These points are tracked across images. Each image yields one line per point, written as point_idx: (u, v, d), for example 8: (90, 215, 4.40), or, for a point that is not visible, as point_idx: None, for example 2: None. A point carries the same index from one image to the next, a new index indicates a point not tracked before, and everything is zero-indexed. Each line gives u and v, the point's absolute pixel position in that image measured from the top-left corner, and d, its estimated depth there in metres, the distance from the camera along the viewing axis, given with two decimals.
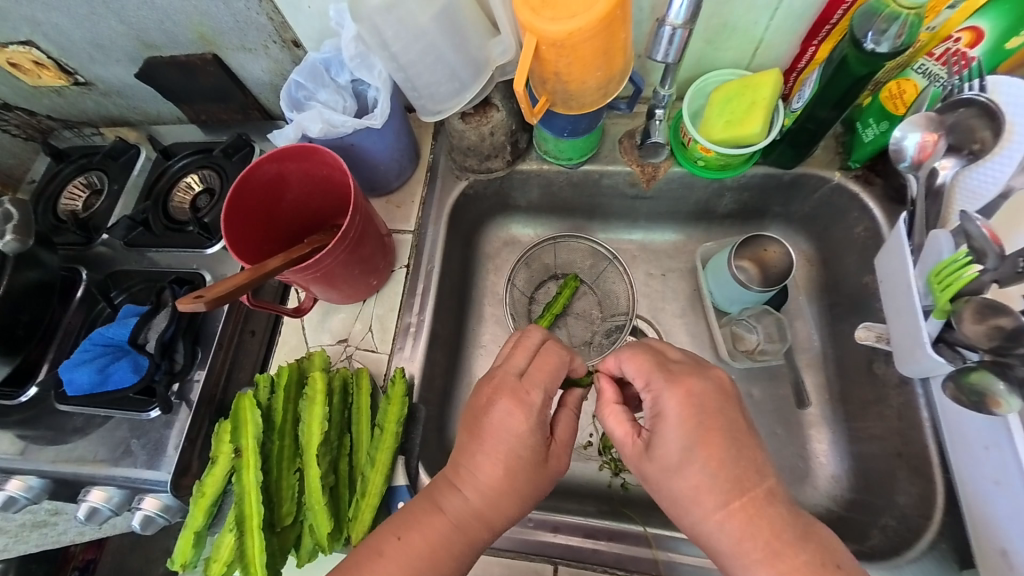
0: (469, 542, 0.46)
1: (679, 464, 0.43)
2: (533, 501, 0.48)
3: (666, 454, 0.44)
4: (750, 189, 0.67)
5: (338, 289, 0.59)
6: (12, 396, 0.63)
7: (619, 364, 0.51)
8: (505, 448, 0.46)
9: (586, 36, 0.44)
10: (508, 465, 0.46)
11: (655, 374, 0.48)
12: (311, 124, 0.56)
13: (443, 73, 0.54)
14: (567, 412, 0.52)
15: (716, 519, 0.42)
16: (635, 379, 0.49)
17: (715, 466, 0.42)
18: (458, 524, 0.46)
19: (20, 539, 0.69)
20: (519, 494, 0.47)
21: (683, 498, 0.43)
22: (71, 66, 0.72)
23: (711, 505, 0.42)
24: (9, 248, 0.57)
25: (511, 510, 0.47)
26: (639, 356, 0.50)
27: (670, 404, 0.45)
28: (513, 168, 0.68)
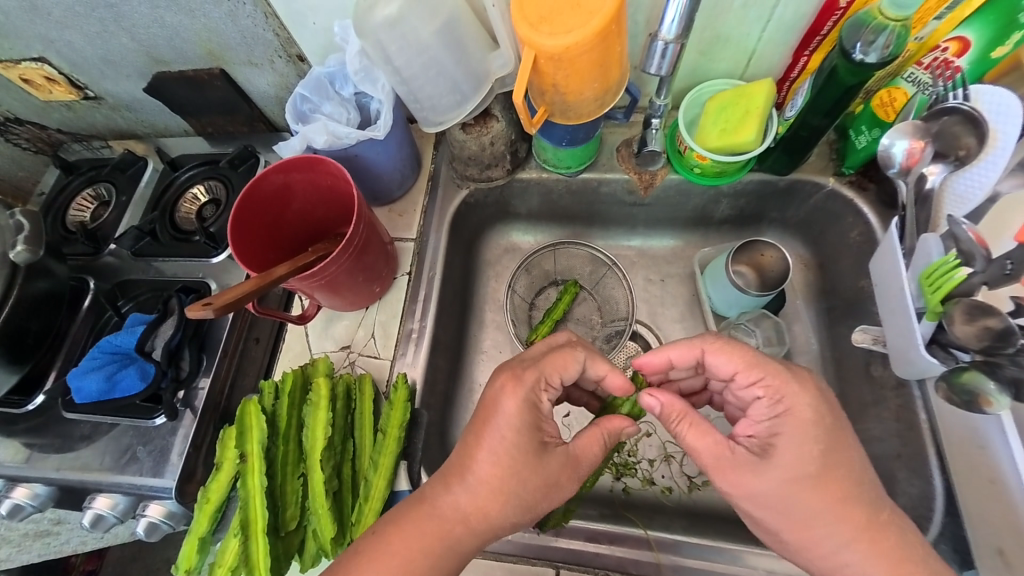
0: (450, 545, 0.45)
1: (810, 481, 0.43)
2: (530, 517, 0.47)
3: (786, 468, 0.43)
4: (747, 195, 0.68)
5: (341, 296, 0.60)
6: (18, 404, 0.64)
7: (700, 354, 0.50)
8: (505, 440, 0.46)
9: (582, 50, 0.45)
10: (503, 458, 0.46)
11: (765, 369, 0.47)
12: (316, 136, 0.57)
13: (444, 86, 0.56)
14: (596, 430, 0.52)
15: (841, 520, 0.43)
16: (734, 371, 0.49)
17: (841, 484, 0.43)
18: (443, 525, 0.45)
19: (21, 550, 0.69)
20: (512, 496, 0.46)
21: (808, 506, 0.43)
22: (82, 82, 0.74)
23: (837, 507, 0.43)
24: (20, 259, 0.58)
25: (503, 519, 0.46)
26: (733, 347, 0.48)
27: (794, 409, 0.45)
28: (514, 177, 0.69)
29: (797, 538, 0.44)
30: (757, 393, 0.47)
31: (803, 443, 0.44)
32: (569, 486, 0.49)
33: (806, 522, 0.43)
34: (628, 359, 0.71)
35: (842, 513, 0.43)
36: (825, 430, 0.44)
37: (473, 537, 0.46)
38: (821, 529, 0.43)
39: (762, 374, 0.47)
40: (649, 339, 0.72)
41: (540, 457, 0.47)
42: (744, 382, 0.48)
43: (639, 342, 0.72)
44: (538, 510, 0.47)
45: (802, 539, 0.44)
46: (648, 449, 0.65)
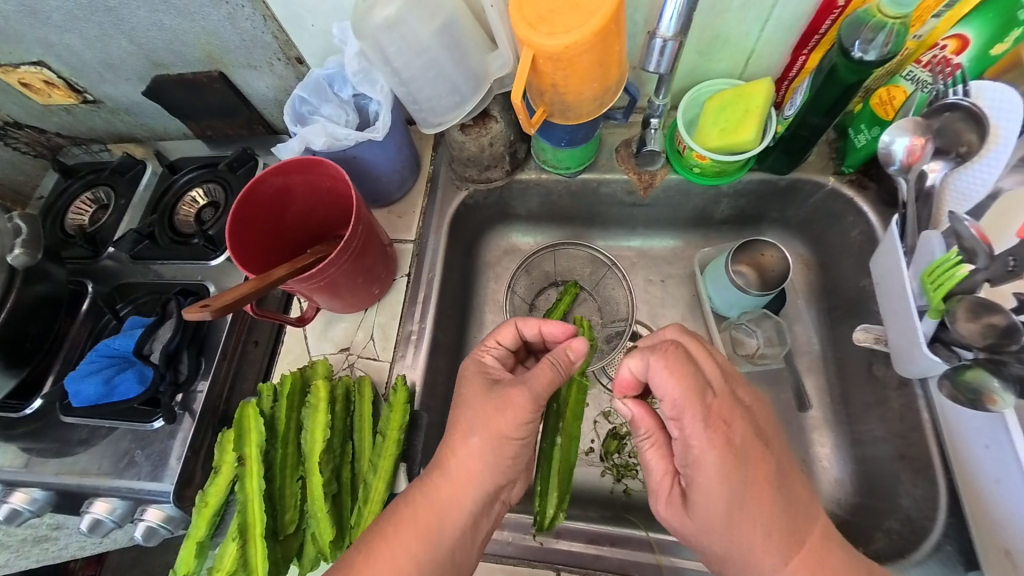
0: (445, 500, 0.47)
1: (723, 529, 0.43)
2: (497, 444, 0.48)
3: (704, 515, 0.44)
4: (747, 195, 0.68)
5: (341, 298, 0.59)
6: (17, 408, 0.64)
7: (647, 368, 0.47)
8: (471, 392, 0.51)
9: (582, 50, 0.45)
10: (469, 406, 0.50)
11: (683, 401, 0.44)
12: (315, 138, 0.57)
13: (444, 87, 0.56)
14: (547, 365, 0.50)
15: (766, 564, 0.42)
16: (662, 401, 0.46)
17: (756, 523, 0.42)
18: (430, 504, 0.47)
19: (19, 555, 0.69)
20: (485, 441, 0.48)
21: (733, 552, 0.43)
22: (81, 86, 0.74)
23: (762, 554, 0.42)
24: (18, 262, 0.58)
25: (485, 468, 0.48)
26: (668, 364, 0.45)
27: (701, 459, 0.43)
28: (513, 178, 0.69)
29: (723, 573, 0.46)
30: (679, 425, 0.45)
31: (711, 490, 0.43)
32: (524, 409, 0.48)
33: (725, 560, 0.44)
34: None
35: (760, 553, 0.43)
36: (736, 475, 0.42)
37: (462, 503, 0.47)
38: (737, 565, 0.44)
39: (682, 410, 0.44)
40: None
41: (488, 387, 0.51)
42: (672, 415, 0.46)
43: None
44: (502, 435, 0.48)
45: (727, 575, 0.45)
46: None
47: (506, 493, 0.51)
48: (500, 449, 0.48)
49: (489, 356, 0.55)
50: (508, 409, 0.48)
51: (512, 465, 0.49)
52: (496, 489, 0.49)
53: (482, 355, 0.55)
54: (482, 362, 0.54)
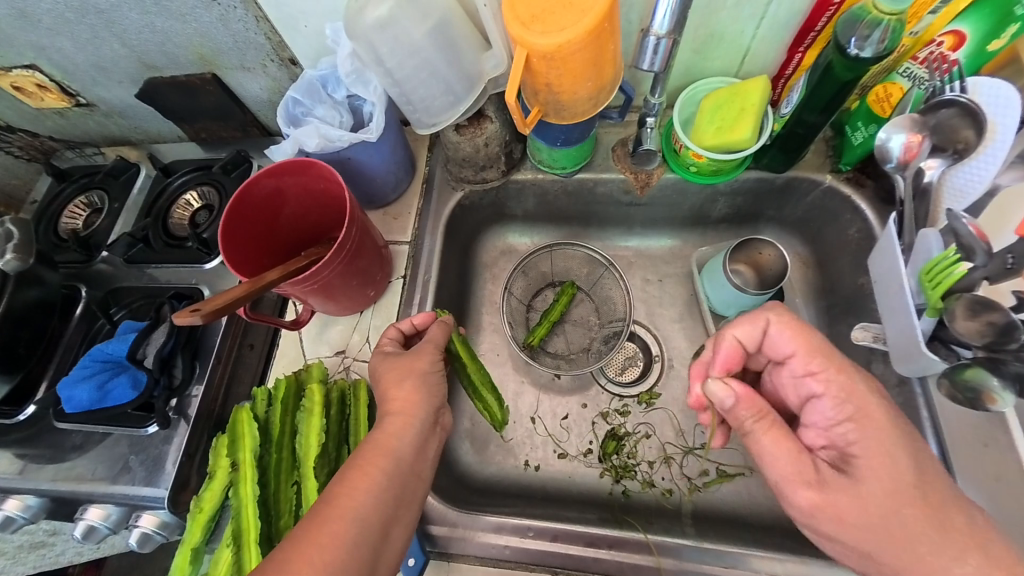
0: (395, 437, 0.48)
1: (897, 494, 0.40)
2: (422, 380, 0.51)
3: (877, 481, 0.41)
4: (744, 194, 0.68)
5: (335, 301, 0.59)
6: (11, 414, 0.63)
7: (763, 330, 0.51)
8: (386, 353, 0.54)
9: (576, 49, 0.45)
10: (392, 363, 0.52)
11: (821, 356, 0.48)
12: (307, 139, 0.57)
13: (436, 87, 0.55)
14: (439, 324, 0.56)
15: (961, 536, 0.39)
16: (790, 354, 0.49)
17: (921, 515, 0.40)
18: (385, 434, 0.48)
19: (15, 562, 0.69)
20: (416, 379, 0.51)
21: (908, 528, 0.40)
22: (74, 89, 0.74)
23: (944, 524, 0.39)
24: (9, 266, 0.58)
25: (422, 397, 0.51)
26: (802, 330, 0.49)
27: (865, 409, 0.44)
28: (509, 178, 0.69)
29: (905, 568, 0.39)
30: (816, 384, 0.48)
31: (879, 450, 0.43)
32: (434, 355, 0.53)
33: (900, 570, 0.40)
34: (626, 360, 0.71)
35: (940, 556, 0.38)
36: (895, 451, 0.42)
37: (412, 424, 0.49)
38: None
39: (822, 363, 0.47)
40: (647, 340, 0.72)
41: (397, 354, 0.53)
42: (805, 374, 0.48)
43: (637, 343, 0.72)
44: (424, 371, 0.52)
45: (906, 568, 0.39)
46: (648, 451, 0.65)
47: (445, 421, 0.53)
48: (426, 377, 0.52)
49: (387, 344, 0.55)
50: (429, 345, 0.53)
51: (441, 395, 0.52)
52: (437, 412, 0.51)
53: (380, 347, 0.55)
54: (385, 352, 0.55)
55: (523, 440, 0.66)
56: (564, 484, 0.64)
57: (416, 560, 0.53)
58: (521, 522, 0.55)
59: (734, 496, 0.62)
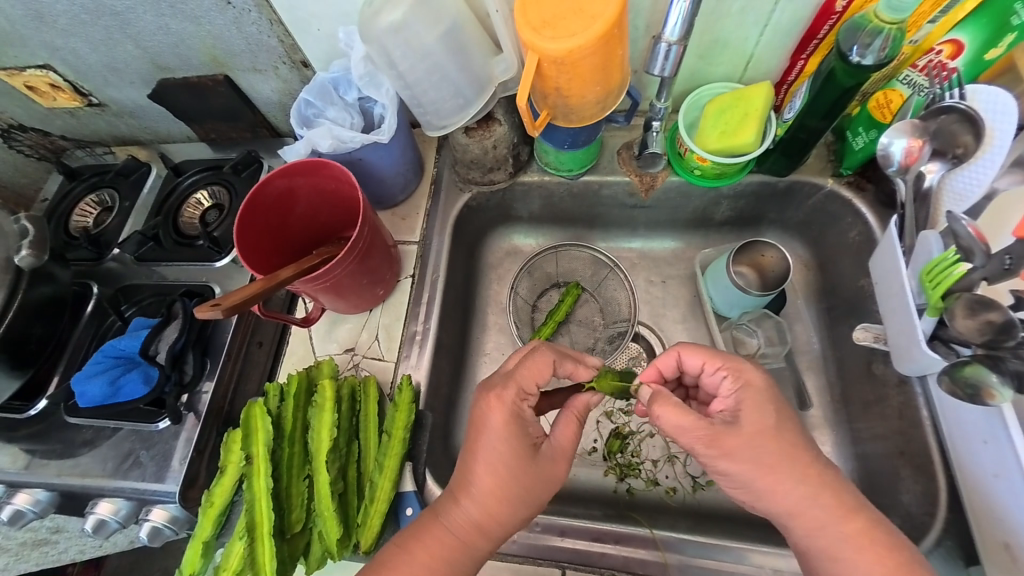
0: (470, 553, 0.48)
1: (805, 488, 0.45)
2: (507, 490, 0.48)
3: (780, 482, 0.45)
4: (746, 197, 0.69)
5: (345, 299, 0.60)
6: (21, 409, 0.63)
7: (676, 358, 0.53)
8: (503, 443, 0.48)
9: (585, 54, 0.46)
10: (498, 470, 0.48)
11: (722, 357, 0.50)
12: (320, 140, 0.57)
13: (447, 90, 0.57)
14: (534, 358, 0.51)
15: (840, 522, 0.44)
16: (701, 365, 0.52)
17: (801, 490, 0.45)
18: (456, 538, 0.47)
19: (19, 557, 0.70)
20: (517, 498, 0.48)
21: (818, 514, 0.45)
22: (86, 89, 0.75)
23: (831, 511, 0.45)
24: (25, 263, 0.58)
25: (506, 506, 0.48)
26: (692, 346, 0.52)
27: (749, 415, 0.46)
28: (516, 180, 0.70)
29: (819, 551, 0.45)
30: (721, 376, 0.50)
31: (776, 454, 0.45)
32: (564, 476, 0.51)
33: (784, 518, 0.46)
34: (630, 360, 0.72)
35: (815, 512, 0.45)
36: (771, 415, 0.46)
37: (488, 534, 0.48)
38: (796, 526, 0.45)
39: (726, 371, 0.50)
40: (651, 340, 0.73)
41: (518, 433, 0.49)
42: (711, 371, 0.51)
43: (641, 343, 0.73)
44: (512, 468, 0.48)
45: (820, 549, 0.45)
46: (652, 450, 0.65)
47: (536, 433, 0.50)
48: (519, 410, 0.49)
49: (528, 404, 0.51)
50: (530, 377, 0.51)
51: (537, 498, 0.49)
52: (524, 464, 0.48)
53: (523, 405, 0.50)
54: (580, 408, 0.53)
55: None
56: (569, 483, 0.65)
57: (414, 511, 0.54)
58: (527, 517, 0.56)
59: None
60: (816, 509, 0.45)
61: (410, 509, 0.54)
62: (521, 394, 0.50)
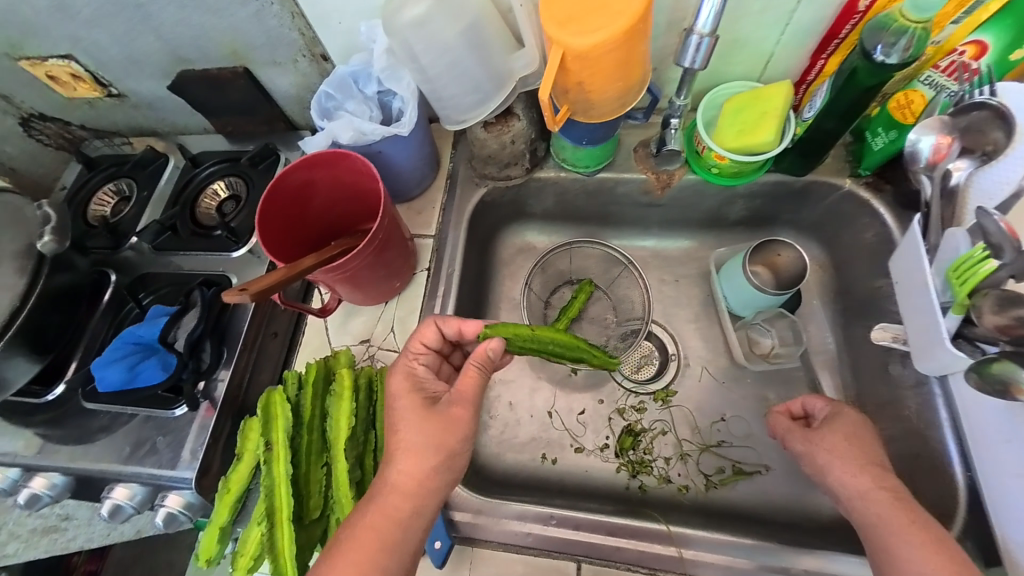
0: (392, 521, 0.45)
1: (880, 482, 0.47)
2: (414, 449, 0.47)
3: (854, 470, 0.48)
4: (762, 196, 0.69)
5: (361, 291, 0.60)
6: (38, 394, 0.64)
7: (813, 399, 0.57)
8: (402, 405, 0.50)
9: (608, 50, 0.46)
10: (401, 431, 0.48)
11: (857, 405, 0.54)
12: (342, 132, 0.58)
13: (467, 85, 0.57)
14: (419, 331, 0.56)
15: (912, 529, 0.44)
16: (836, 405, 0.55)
17: (872, 475, 0.48)
18: (377, 508, 0.46)
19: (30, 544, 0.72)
20: (427, 452, 0.47)
21: (890, 514, 0.45)
22: (106, 80, 0.76)
23: (906, 516, 0.45)
24: (47, 249, 0.58)
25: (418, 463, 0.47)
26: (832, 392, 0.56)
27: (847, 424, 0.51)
28: (532, 176, 0.71)
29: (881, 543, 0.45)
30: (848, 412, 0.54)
31: (855, 449, 0.49)
32: (468, 422, 0.49)
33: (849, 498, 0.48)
34: (642, 359, 0.72)
35: (879, 502, 0.46)
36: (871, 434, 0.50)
37: (406, 496, 0.46)
38: (858, 503, 0.47)
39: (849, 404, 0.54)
40: (664, 339, 0.73)
41: (410, 387, 0.51)
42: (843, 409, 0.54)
43: (653, 341, 0.73)
44: (411, 423, 0.49)
45: (882, 541, 0.45)
46: (664, 447, 0.66)
47: (434, 388, 0.52)
48: (410, 369, 0.53)
49: (418, 365, 0.54)
50: (416, 341, 0.55)
51: (445, 448, 0.48)
52: (430, 411, 0.49)
53: (411, 367, 0.54)
54: (483, 355, 0.52)
55: (540, 437, 0.67)
56: (581, 479, 0.65)
57: None
58: (543, 510, 0.54)
59: (750, 493, 0.63)
60: (884, 495, 0.46)
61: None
62: (410, 356, 0.55)
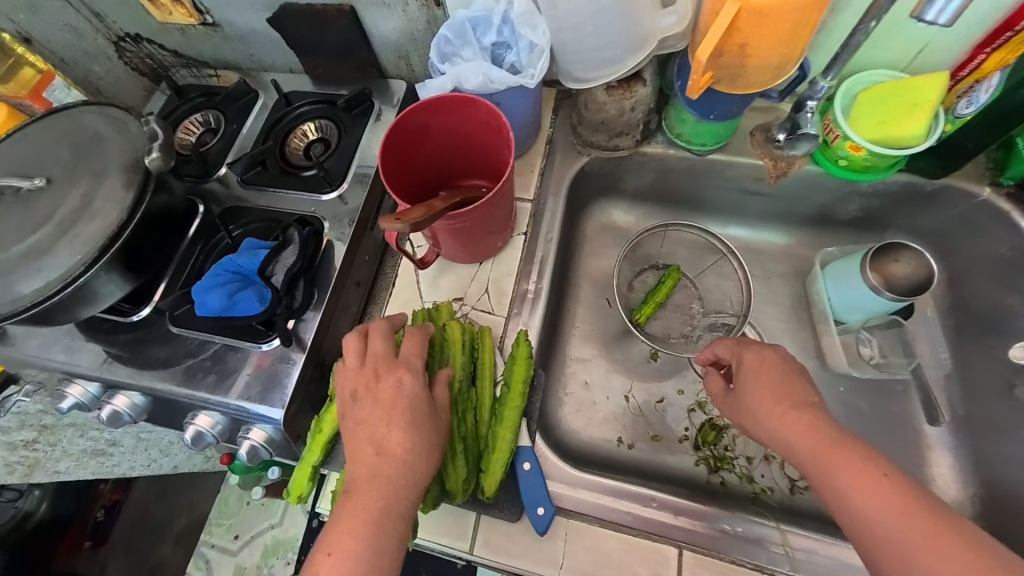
0: (389, 507, 0.42)
1: (802, 420, 0.44)
2: (403, 432, 0.45)
3: (777, 414, 0.46)
4: (884, 197, 0.65)
5: (464, 245, 0.58)
6: (125, 313, 0.64)
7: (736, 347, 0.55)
8: (382, 391, 0.47)
9: (793, 8, 0.42)
10: (385, 416, 0.46)
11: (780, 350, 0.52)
12: (470, 76, 0.55)
13: (606, 40, 0.54)
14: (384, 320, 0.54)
15: (847, 472, 0.40)
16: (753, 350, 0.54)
17: (797, 420, 0.45)
18: (369, 493, 0.42)
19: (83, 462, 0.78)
20: (415, 434, 0.45)
21: (825, 457, 0.42)
22: (203, 5, 0.74)
23: (842, 459, 0.41)
24: (155, 165, 0.57)
25: (410, 444, 0.45)
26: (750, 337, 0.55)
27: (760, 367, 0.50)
28: (638, 149, 0.68)
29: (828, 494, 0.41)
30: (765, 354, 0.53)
31: (773, 394, 0.47)
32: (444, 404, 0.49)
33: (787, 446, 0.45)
34: None
35: (806, 444, 0.43)
36: (784, 376, 0.49)
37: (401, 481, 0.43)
38: (797, 450, 0.44)
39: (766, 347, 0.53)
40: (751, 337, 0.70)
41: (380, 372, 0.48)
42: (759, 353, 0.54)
43: None
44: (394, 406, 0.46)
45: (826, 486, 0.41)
46: (748, 446, 0.63)
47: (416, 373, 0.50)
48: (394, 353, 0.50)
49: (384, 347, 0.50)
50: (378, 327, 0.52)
51: (422, 430, 0.46)
52: (422, 396, 0.48)
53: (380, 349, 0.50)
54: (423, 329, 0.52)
55: (620, 419, 0.65)
56: (657, 467, 0.63)
57: (532, 467, 0.51)
58: (644, 491, 0.52)
59: None
60: (815, 438, 0.43)
61: (527, 464, 0.51)
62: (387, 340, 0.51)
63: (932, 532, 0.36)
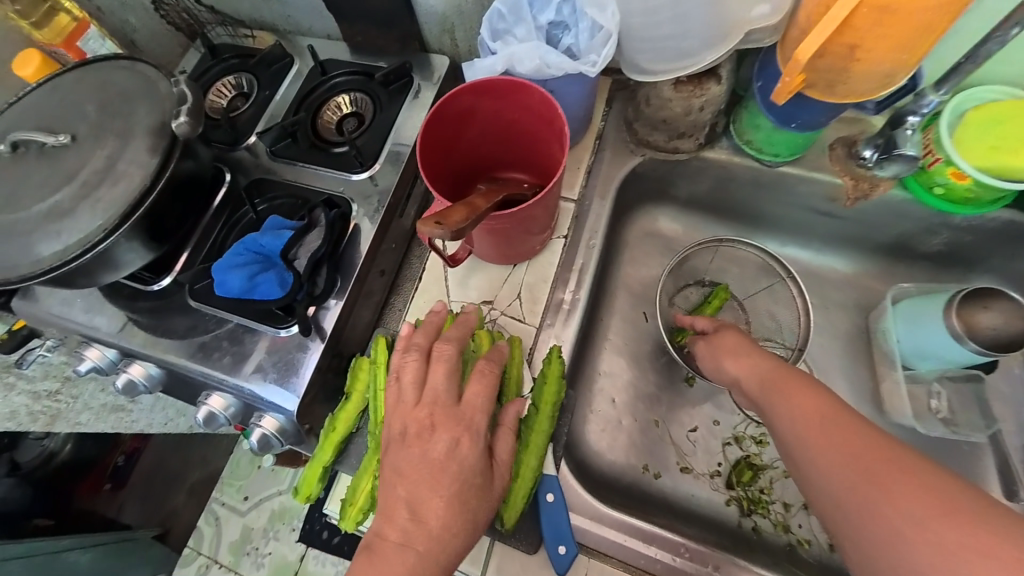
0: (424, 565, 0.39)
1: (762, 367, 0.46)
2: (456, 486, 0.42)
3: (740, 364, 0.48)
4: (980, 233, 0.57)
5: (500, 246, 0.54)
6: (146, 281, 0.62)
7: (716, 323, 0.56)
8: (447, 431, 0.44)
9: (932, 5, 0.35)
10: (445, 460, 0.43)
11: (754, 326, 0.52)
12: (525, 59, 0.49)
13: (687, 29, 0.47)
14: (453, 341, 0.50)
15: (794, 404, 0.41)
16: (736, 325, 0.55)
17: (762, 369, 0.46)
18: (405, 542, 0.39)
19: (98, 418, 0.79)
20: (466, 494, 0.42)
21: (781, 398, 0.43)
22: None
23: (793, 399, 0.42)
24: (183, 130, 0.53)
25: (458, 503, 0.42)
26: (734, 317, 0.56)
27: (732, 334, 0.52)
28: (698, 153, 0.61)
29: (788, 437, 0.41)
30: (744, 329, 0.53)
31: (741, 352, 0.49)
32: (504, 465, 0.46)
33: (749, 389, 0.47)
34: None
35: (763, 383, 0.45)
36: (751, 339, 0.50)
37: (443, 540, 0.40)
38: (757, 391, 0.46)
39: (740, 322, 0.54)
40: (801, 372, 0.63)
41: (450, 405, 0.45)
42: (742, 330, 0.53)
43: None
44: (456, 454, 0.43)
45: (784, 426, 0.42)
46: (786, 491, 0.59)
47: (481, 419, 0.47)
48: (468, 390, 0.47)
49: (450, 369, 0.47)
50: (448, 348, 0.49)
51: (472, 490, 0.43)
52: (486, 454, 0.45)
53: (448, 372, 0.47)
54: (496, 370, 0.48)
55: (649, 445, 0.61)
56: (683, 501, 0.59)
57: (556, 498, 0.48)
58: (675, 538, 0.49)
59: None
60: (771, 374, 0.45)
61: (551, 496, 0.48)
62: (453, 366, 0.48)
63: (879, 463, 0.35)
